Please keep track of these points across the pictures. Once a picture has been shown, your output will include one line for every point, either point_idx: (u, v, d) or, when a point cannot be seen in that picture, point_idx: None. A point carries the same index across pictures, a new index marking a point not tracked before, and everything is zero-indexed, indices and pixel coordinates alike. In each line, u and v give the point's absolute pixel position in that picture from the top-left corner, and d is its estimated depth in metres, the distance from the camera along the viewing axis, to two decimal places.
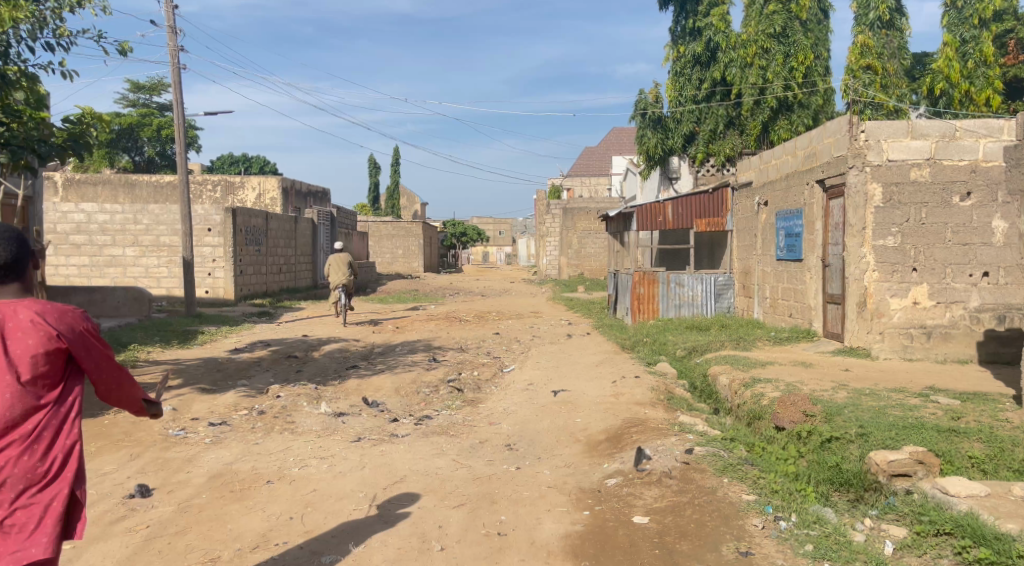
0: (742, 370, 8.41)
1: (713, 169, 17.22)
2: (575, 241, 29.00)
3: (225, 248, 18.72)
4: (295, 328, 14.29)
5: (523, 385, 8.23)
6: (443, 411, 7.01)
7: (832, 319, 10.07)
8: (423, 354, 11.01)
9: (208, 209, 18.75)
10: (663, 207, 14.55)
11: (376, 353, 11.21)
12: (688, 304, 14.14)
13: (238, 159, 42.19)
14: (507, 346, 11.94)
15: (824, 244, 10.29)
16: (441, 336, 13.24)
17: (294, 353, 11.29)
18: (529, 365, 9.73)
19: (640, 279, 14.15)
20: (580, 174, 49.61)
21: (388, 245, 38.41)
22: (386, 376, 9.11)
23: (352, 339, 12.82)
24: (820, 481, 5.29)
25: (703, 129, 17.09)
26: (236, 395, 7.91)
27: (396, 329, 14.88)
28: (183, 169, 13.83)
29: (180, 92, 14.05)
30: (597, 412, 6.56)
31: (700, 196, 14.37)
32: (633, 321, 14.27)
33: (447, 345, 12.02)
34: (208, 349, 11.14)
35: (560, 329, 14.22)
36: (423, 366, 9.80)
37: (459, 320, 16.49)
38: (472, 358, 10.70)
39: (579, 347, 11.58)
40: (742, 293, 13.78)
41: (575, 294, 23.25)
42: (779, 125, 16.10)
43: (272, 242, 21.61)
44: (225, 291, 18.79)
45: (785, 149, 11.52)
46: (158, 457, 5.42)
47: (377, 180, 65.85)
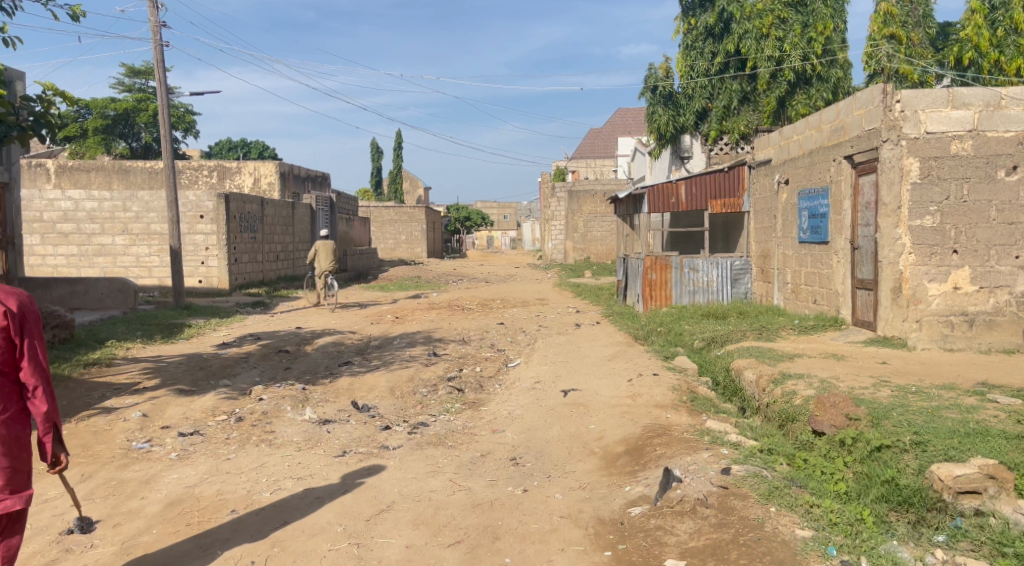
0: (769, 365, 7.70)
1: (726, 147, 16.39)
2: (581, 225, 28.27)
3: (218, 236, 18.02)
4: (289, 320, 13.60)
5: (530, 383, 7.52)
6: (441, 415, 6.31)
7: (861, 306, 9.35)
8: (423, 347, 10.32)
9: (200, 196, 18.20)
10: (676, 186, 13.80)
11: (372, 347, 10.50)
12: (703, 290, 13.40)
13: (237, 144, 41.48)
14: (512, 339, 11.22)
15: (853, 225, 9.53)
16: (443, 327, 12.55)
17: (285, 347, 10.60)
18: (536, 360, 9.03)
19: (651, 264, 13.52)
20: (585, 157, 48.72)
21: (391, 231, 37.71)
22: (381, 374, 8.40)
23: (349, 331, 12.13)
24: (873, 499, 4.52)
25: (716, 106, 16.18)
26: (216, 398, 7.22)
27: (396, 319, 14.18)
28: (168, 153, 13.10)
29: (163, 72, 13.30)
30: (612, 417, 5.86)
31: (716, 175, 13.63)
32: (645, 309, 13.62)
33: (448, 338, 11.33)
34: (193, 344, 10.47)
35: (569, 318, 13.49)
36: (422, 362, 9.11)
37: (462, 309, 15.77)
38: (475, 352, 10.01)
39: (590, 337, 10.86)
40: (760, 277, 13.03)
41: (582, 279, 22.52)
42: (796, 99, 15.53)
43: (268, 229, 20.91)
44: (220, 281, 18.12)
45: (809, 123, 10.73)
46: (112, 477, 4.74)
47: (379, 165, 65.01)
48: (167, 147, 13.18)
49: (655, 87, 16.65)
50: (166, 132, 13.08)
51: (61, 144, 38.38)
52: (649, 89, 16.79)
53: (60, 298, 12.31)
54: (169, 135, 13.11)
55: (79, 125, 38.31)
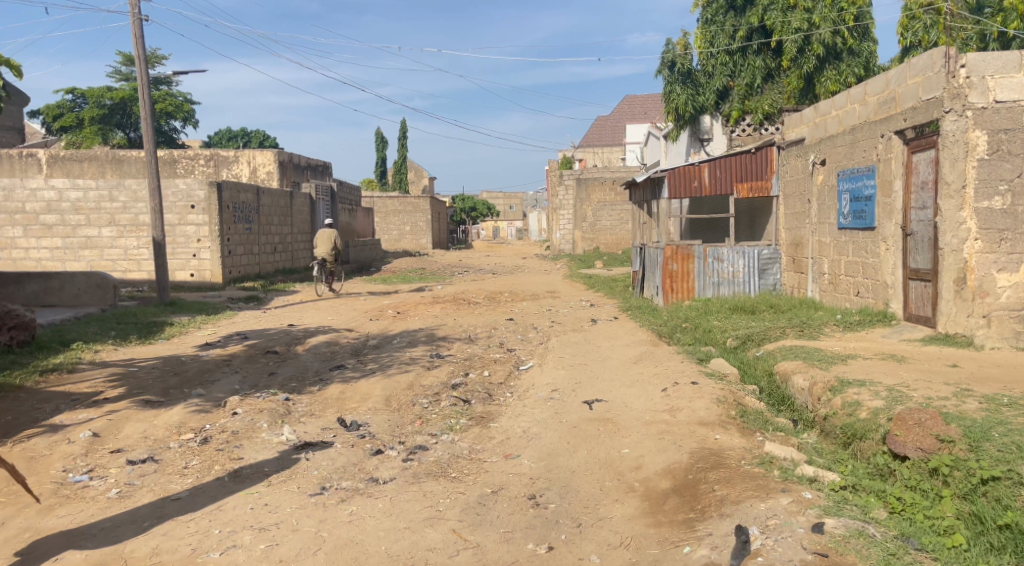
0: (821, 368, 6.68)
1: (749, 129, 15.21)
2: (590, 214, 27.23)
3: (211, 227, 17.05)
4: (282, 316, 12.63)
5: (546, 393, 6.53)
6: (443, 434, 5.31)
7: (916, 300, 8.36)
8: (425, 347, 9.33)
9: (190, 184, 17.01)
10: (699, 169, 12.75)
11: (369, 348, 9.52)
12: (728, 282, 12.34)
13: (237, 134, 40.54)
14: (523, 338, 10.23)
15: (906, 209, 8.52)
16: (448, 323, 11.57)
17: (274, 348, 9.62)
18: (551, 362, 8.03)
19: (672, 254, 12.66)
20: (592, 145, 47.63)
21: (395, 222, 36.71)
22: (376, 381, 7.41)
23: (345, 328, 11.15)
24: (987, 552, 3.46)
25: (738, 84, 15.11)
26: (184, 411, 6.27)
27: (398, 315, 13.20)
28: (148, 135, 12.14)
29: (142, 48, 12.38)
30: (647, 440, 4.89)
31: (741, 156, 12.59)
32: (666, 302, 12.76)
33: (452, 336, 10.34)
34: (173, 345, 9.52)
35: (585, 312, 12.49)
36: (422, 365, 8.13)
37: (468, 304, 14.79)
38: (482, 353, 9.02)
39: (610, 334, 9.86)
40: (791, 267, 12.01)
41: (594, 270, 21.51)
42: (826, 75, 14.47)
43: (264, 220, 19.96)
44: (213, 274, 17.16)
45: (852, 95, 9.68)
46: (28, 528, 3.81)
47: (383, 155, 63.93)
48: (147, 129, 12.22)
49: (673, 64, 15.50)
50: (146, 113, 12.13)
51: (57, 135, 37.52)
52: (665, 67, 15.57)
53: (33, 294, 11.36)
54: (149, 116, 12.15)
55: (75, 115, 37.43)
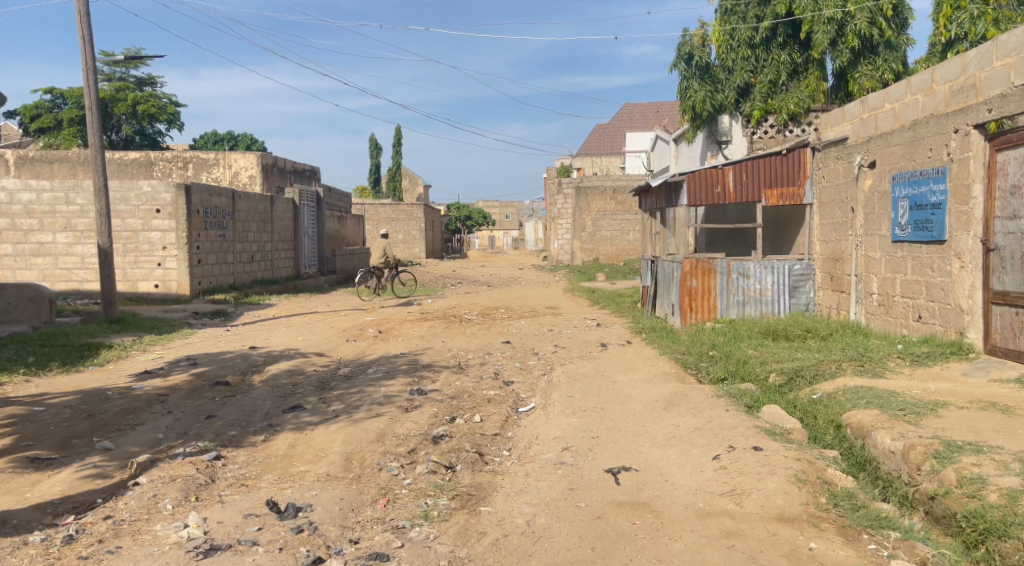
0: (909, 423, 5.17)
1: (771, 130, 13.63)
2: (590, 223, 25.75)
3: (177, 233, 15.49)
4: (245, 335, 11.08)
5: (554, 454, 5.00)
6: (415, 528, 3.81)
7: (1001, 329, 6.91)
8: (406, 379, 7.83)
9: (156, 186, 15.43)
10: (722, 172, 11.15)
11: (340, 380, 8.00)
12: (754, 300, 10.94)
13: (224, 137, 39.23)
14: (521, 367, 8.73)
15: (987, 219, 7.09)
16: (434, 347, 10.04)
17: (224, 377, 8.08)
18: (557, 404, 6.52)
19: (692, 269, 11.04)
20: (591, 153, 46.20)
21: (387, 230, 35.23)
22: (338, 430, 5.88)
23: (315, 352, 9.61)
24: None
25: (760, 80, 13.62)
26: (72, 477, 4.72)
27: (380, 334, 11.67)
28: (93, 128, 10.61)
29: (88, 28, 10.88)
30: (709, 551, 3.40)
31: (769, 158, 11.03)
32: (684, 323, 11.16)
33: (439, 364, 8.84)
34: (103, 374, 7.97)
35: (592, 334, 10.98)
36: (398, 406, 6.62)
37: (460, 321, 13.27)
38: (473, 387, 7.52)
39: (625, 364, 8.36)
40: (828, 284, 10.54)
41: (594, 283, 20.00)
42: (860, 71, 13.07)
43: (241, 226, 18.40)
44: (179, 286, 15.60)
45: (913, 84, 8.30)
46: None
47: (377, 162, 62.48)
48: (93, 121, 10.68)
49: (690, 57, 14.23)
50: (91, 102, 10.61)
51: (35, 136, 36.02)
52: (682, 60, 14.30)
53: None
54: (94, 105, 10.63)
55: (53, 116, 36.04)
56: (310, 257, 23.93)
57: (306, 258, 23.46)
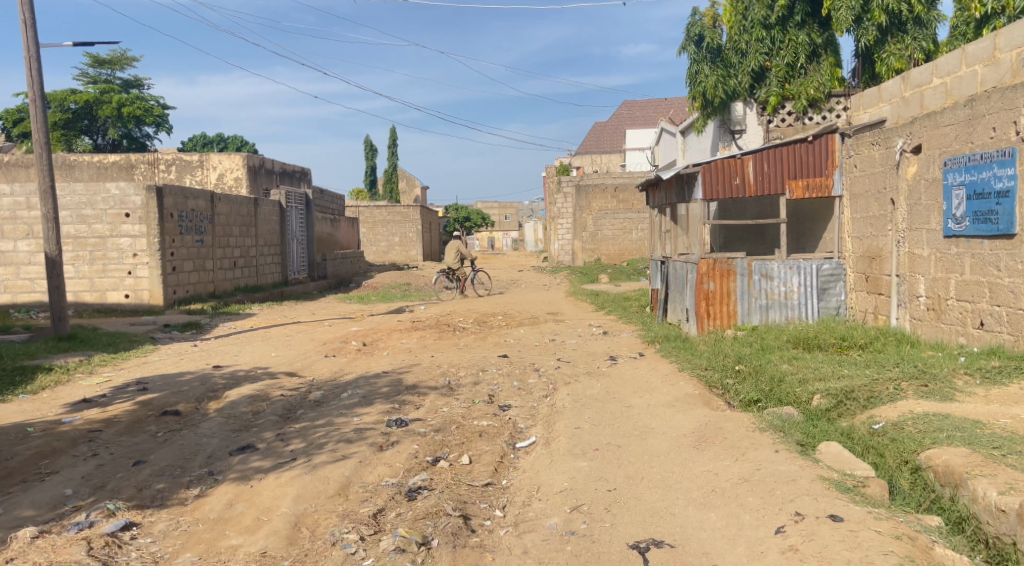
0: (1012, 470, 4.07)
1: (789, 118, 12.62)
2: (591, 223, 24.61)
3: (149, 238, 14.32)
4: (212, 352, 9.92)
5: (562, 518, 3.96)
6: None
7: None
8: (385, 406, 6.69)
9: (125, 188, 14.28)
10: (741, 162, 10.03)
11: (308, 406, 6.87)
12: (779, 305, 9.83)
13: (213, 139, 38.18)
14: (520, 390, 7.59)
15: None
16: (421, 363, 8.90)
17: (174, 406, 6.93)
18: (564, 439, 5.38)
19: (708, 271, 9.89)
20: (590, 152, 45.09)
21: (383, 233, 34.09)
22: (292, 479, 4.72)
23: (285, 371, 8.47)
24: None
25: (776, 64, 12.55)
26: None
27: (363, 348, 10.53)
28: (37, 122, 9.51)
29: (32, 12, 9.81)
30: None
31: (792, 145, 9.89)
32: (701, 330, 9.99)
33: (425, 385, 7.71)
34: (32, 405, 6.82)
35: (600, 345, 9.83)
36: (371, 444, 5.49)
37: (453, 331, 12.12)
38: (463, 416, 6.39)
39: (640, 383, 7.23)
40: (862, 284, 9.41)
41: (598, 286, 18.84)
42: (887, 51, 12.02)
43: (221, 230, 17.29)
44: (152, 295, 14.44)
45: (969, 54, 7.30)
46: None
47: (374, 163, 61.34)
48: (37, 114, 9.58)
49: (701, 39, 13.24)
50: (33, 93, 9.51)
51: (17, 141, 34.90)
52: (692, 43, 13.34)
53: None
54: (37, 95, 9.54)
55: None
56: (298, 262, 22.80)
57: (294, 263, 22.35)
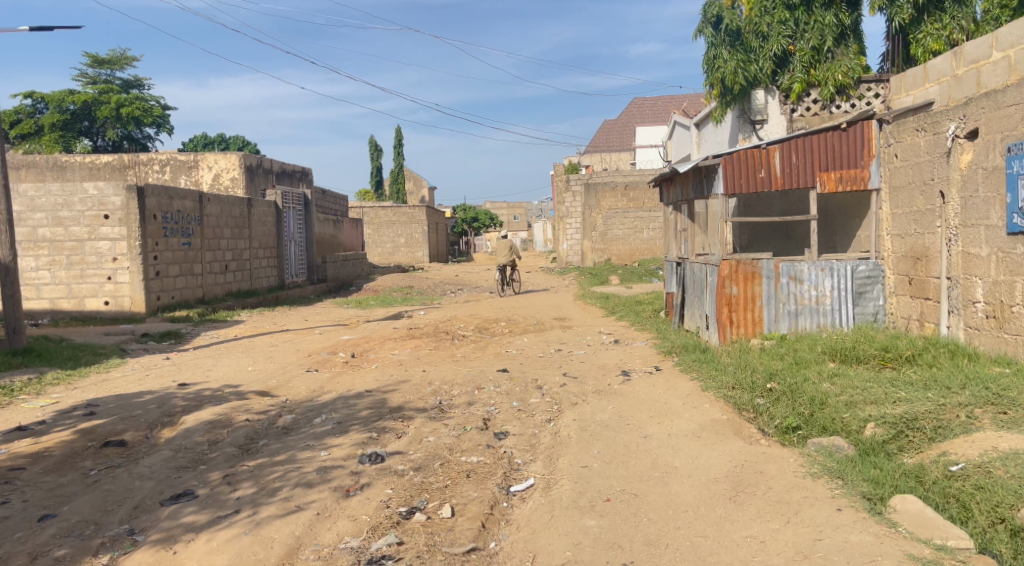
0: None
1: (815, 106, 11.75)
2: (601, 222, 23.60)
3: (129, 241, 13.45)
4: (183, 366, 9.02)
5: None
6: None
7: None
8: (362, 435, 5.75)
9: (103, 188, 13.40)
10: (765, 153, 9.05)
11: (273, 435, 5.94)
12: (810, 310, 8.84)
13: (214, 140, 37.44)
14: (519, 413, 6.64)
15: None
16: (411, 379, 7.97)
17: (120, 435, 6.03)
18: (568, 484, 4.47)
19: (731, 274, 8.87)
20: (600, 150, 44.09)
21: (389, 233, 33.19)
22: (228, 541, 3.81)
23: (258, 390, 7.55)
24: None
25: (802, 48, 11.63)
26: None
27: (351, 360, 9.60)
28: None
29: None
30: None
31: (824, 133, 8.89)
32: (723, 340, 8.95)
33: (411, 408, 6.77)
34: None
35: (611, 356, 8.87)
36: (335, 488, 4.57)
37: (452, 340, 11.17)
38: (451, 448, 5.46)
39: (659, 406, 6.27)
40: (904, 287, 8.44)
41: (609, 288, 17.87)
42: (924, 31, 11.07)
43: (210, 232, 16.41)
44: (133, 302, 13.56)
45: None
46: None
47: (380, 164, 60.54)
48: None
49: (719, 20, 12.28)
50: None
51: (14, 142, 34.21)
52: (709, 25, 12.40)
53: None
54: None
55: (34, 121, 34.32)
56: (296, 265, 21.94)
57: (291, 266, 21.48)
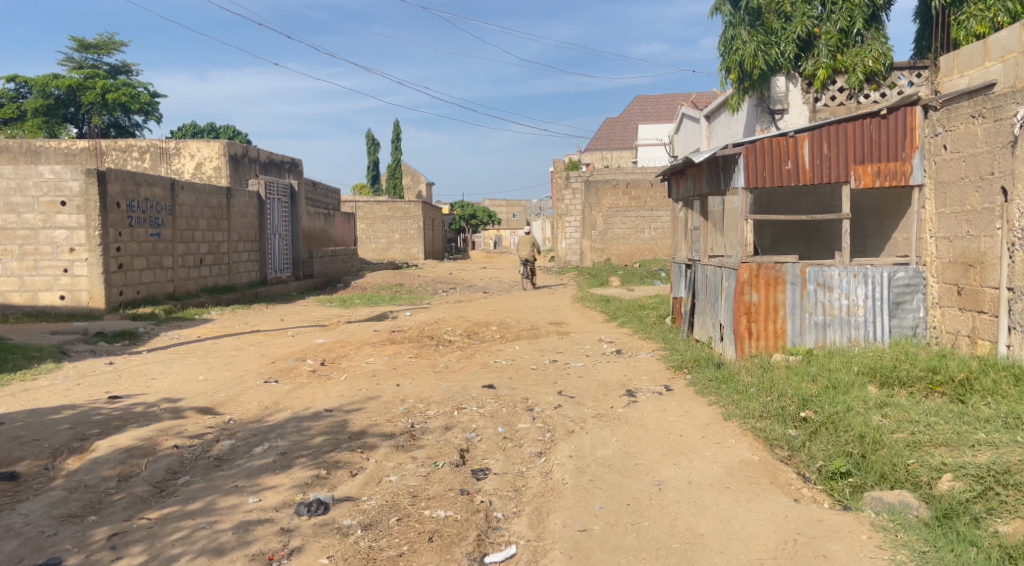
0: None
1: (840, 95, 10.73)
2: (601, 221, 22.48)
3: (87, 230, 12.31)
4: (125, 373, 7.88)
5: None
6: None
7: None
8: (307, 472, 4.65)
9: (60, 171, 12.26)
10: (793, 142, 7.96)
11: (200, 468, 4.83)
12: (841, 322, 7.72)
13: (203, 129, 36.32)
14: (505, 442, 5.53)
15: None
16: (382, 395, 6.84)
17: (14, 464, 4.94)
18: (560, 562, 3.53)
19: (751, 279, 7.87)
20: (601, 147, 42.96)
21: (383, 229, 32.04)
22: None
23: (200, 405, 6.44)
24: None
25: (829, 30, 10.54)
26: None
27: (319, 369, 8.47)
28: None
29: None
30: None
31: (860, 121, 7.76)
32: (741, 352, 7.98)
33: (376, 433, 5.65)
34: None
35: (613, 371, 7.75)
36: (254, 555, 3.50)
37: (436, 346, 10.03)
38: (415, 494, 4.36)
39: (674, 441, 5.17)
40: (954, 296, 7.31)
41: (609, 290, 16.76)
42: (967, 13, 10.09)
43: (183, 223, 15.26)
44: (91, 297, 12.43)
45: None
46: None
47: (377, 157, 59.33)
48: None
49: None
50: None
51: None
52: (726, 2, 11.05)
53: None
54: None
55: (17, 106, 33.18)
56: (281, 260, 20.79)
57: (275, 261, 20.37)
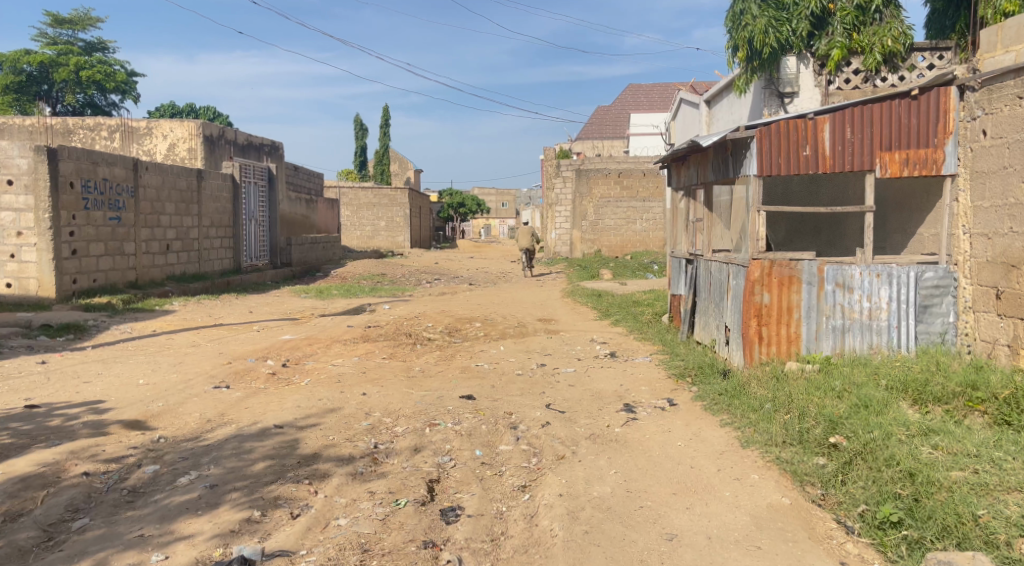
0: None
1: (855, 77, 9.91)
2: (592, 211, 21.63)
3: (36, 212, 11.34)
4: (56, 375, 6.95)
5: None
6: None
7: None
8: (235, 515, 3.78)
9: (6, 147, 11.27)
10: (812, 124, 7.08)
11: (106, 507, 3.95)
12: (861, 326, 6.90)
13: (183, 109, 35.14)
14: (483, 470, 4.67)
15: None
16: (345, 407, 5.95)
17: None
18: None
19: (762, 278, 6.95)
20: (592, 137, 42.07)
21: (368, 216, 31.05)
22: None
23: (129, 417, 5.54)
24: None
25: (846, 5, 9.72)
26: None
27: (279, 371, 7.57)
28: None
29: None
30: None
31: (891, 102, 6.92)
32: (750, 360, 7.06)
33: (331, 457, 4.77)
34: None
35: (607, 380, 6.88)
36: None
37: (413, 346, 9.15)
38: (366, 550, 3.51)
39: (684, 477, 4.32)
40: (989, 298, 6.51)
41: (600, 283, 15.92)
42: None
43: (147, 206, 14.25)
44: (40, 285, 11.47)
45: None
46: None
47: (364, 143, 58.13)
48: None
49: None
50: None
51: None
52: None
53: None
54: None
55: None
56: (257, 247, 19.82)
57: (250, 248, 19.40)
